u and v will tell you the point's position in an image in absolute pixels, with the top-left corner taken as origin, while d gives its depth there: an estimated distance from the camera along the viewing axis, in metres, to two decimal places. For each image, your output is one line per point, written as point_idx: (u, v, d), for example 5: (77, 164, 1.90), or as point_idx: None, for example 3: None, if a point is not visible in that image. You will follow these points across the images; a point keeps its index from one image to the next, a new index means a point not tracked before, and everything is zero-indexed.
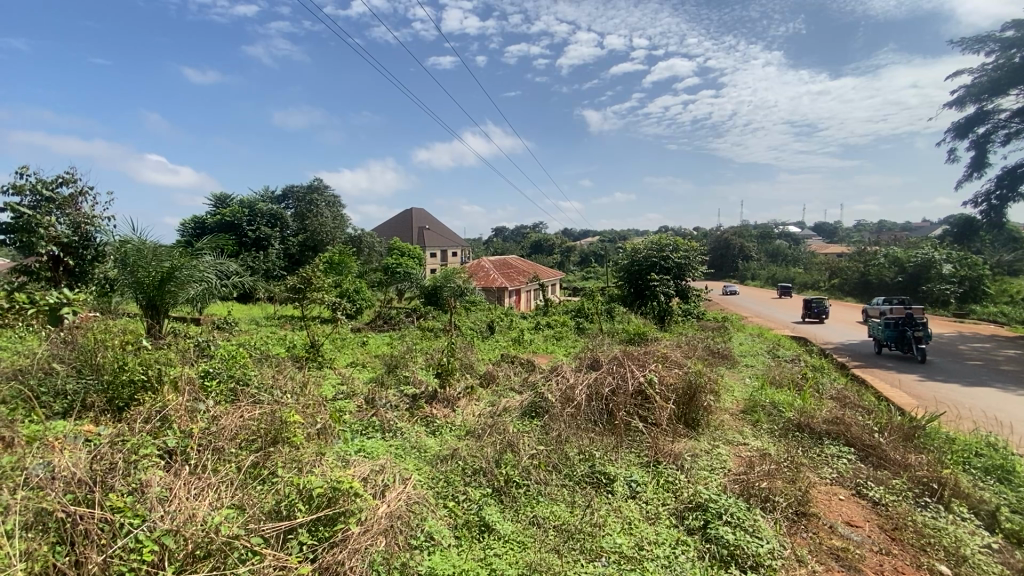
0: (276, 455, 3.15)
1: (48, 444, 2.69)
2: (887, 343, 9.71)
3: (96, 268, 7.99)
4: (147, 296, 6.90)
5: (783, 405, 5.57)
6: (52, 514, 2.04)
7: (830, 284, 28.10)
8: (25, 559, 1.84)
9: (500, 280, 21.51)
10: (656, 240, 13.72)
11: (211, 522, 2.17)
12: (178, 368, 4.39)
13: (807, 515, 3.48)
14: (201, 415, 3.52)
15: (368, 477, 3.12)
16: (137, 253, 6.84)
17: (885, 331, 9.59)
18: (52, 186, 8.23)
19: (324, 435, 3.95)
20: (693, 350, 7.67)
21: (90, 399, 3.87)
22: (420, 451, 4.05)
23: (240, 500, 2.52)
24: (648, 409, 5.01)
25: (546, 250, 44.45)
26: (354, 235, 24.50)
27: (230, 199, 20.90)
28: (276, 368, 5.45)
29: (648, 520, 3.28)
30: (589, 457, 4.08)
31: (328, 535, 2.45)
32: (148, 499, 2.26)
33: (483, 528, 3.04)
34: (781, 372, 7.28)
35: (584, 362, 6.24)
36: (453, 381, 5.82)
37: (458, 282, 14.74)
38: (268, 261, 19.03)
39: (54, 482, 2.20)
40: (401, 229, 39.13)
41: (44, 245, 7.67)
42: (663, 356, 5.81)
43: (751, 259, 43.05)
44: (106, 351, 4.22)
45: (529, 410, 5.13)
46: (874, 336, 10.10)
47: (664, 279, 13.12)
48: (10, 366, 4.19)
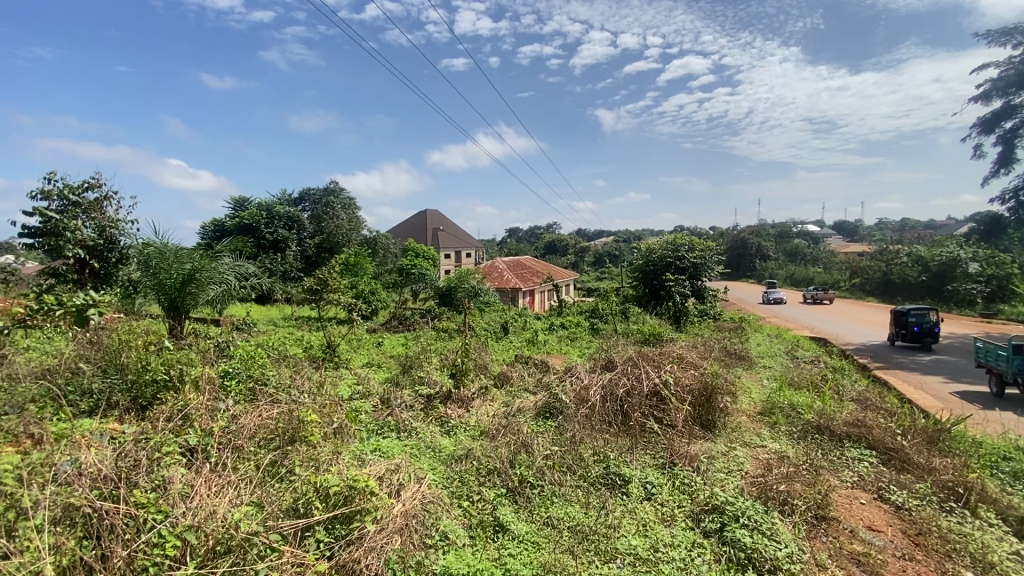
0: (294, 453, 3.19)
1: (76, 442, 2.76)
2: (1014, 378, 6.38)
3: (120, 270, 8.16)
4: (168, 297, 7.05)
5: (802, 407, 5.47)
6: (79, 510, 2.09)
7: (850, 284, 27.57)
8: (54, 552, 1.90)
9: (514, 280, 21.57)
10: (671, 240, 13.61)
11: (231, 518, 2.21)
12: (199, 368, 4.48)
13: (827, 519, 3.42)
14: (221, 414, 3.60)
15: (383, 476, 3.16)
16: (160, 256, 6.99)
17: (1013, 356, 6.29)
18: (78, 191, 8.42)
19: (340, 435, 3.99)
20: (710, 351, 7.58)
21: (115, 398, 3.97)
22: (435, 451, 4.08)
23: (259, 498, 2.56)
24: (663, 411, 4.95)
25: (560, 250, 44.39)
26: (369, 237, 24.49)
27: (248, 202, 21.30)
28: (293, 368, 5.52)
29: (664, 522, 3.27)
30: (604, 458, 4.06)
31: (344, 533, 2.48)
32: (170, 496, 2.32)
33: (498, 528, 3.05)
34: (801, 373, 7.16)
35: (598, 363, 6.24)
36: (467, 381, 5.85)
37: (472, 283, 14.77)
38: (285, 263, 19.32)
39: (82, 479, 2.26)
40: (415, 230, 39.36)
41: (70, 249, 7.87)
42: (679, 357, 5.75)
43: (769, 259, 42.33)
44: (130, 351, 4.33)
45: (543, 411, 5.12)
46: (991, 368, 6.77)
47: (679, 279, 12.97)
48: (39, 366, 4.35)
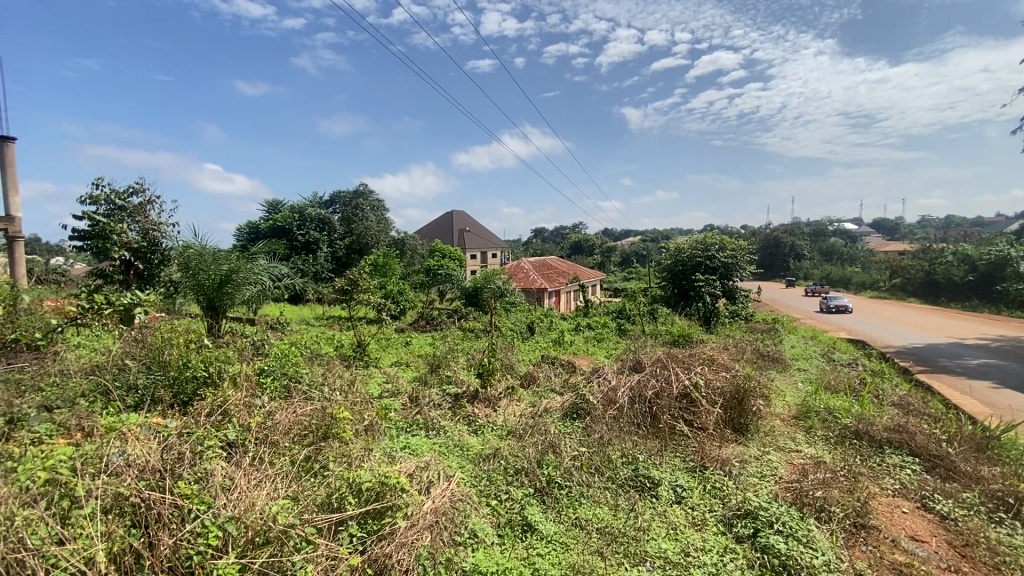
0: (327, 450, 3.26)
1: (124, 434, 2.90)
2: None
3: (162, 271, 8.51)
4: (207, 297, 7.32)
5: (840, 412, 5.28)
6: (127, 500, 2.20)
7: (890, 284, 26.46)
8: (105, 540, 2.01)
9: (540, 280, 21.57)
10: (700, 240, 13.35)
11: (269, 511, 2.28)
12: (236, 366, 4.63)
13: (866, 527, 3.30)
14: (258, 410, 3.72)
15: (413, 474, 3.20)
16: (199, 257, 7.28)
17: None
18: (124, 196, 8.83)
19: (371, 432, 4.06)
20: (741, 352, 7.40)
21: (159, 393, 4.15)
22: (463, 450, 4.10)
23: (294, 492, 2.63)
24: (693, 413, 4.86)
25: (586, 250, 44.18)
26: (398, 237, 24.85)
27: (281, 205, 21.97)
28: (325, 367, 5.64)
29: (694, 526, 3.21)
30: (633, 461, 4.02)
31: (377, 528, 2.53)
32: (212, 488, 2.40)
33: (526, 527, 3.06)
34: (838, 377, 6.91)
35: (626, 364, 6.16)
36: (494, 381, 5.89)
37: (498, 283, 14.81)
38: (316, 263, 19.79)
39: (130, 470, 2.37)
40: (442, 231, 39.75)
41: (116, 251, 8.28)
42: (710, 359, 5.64)
43: (803, 259, 40.95)
44: (172, 349, 4.52)
45: (570, 411, 5.09)
46: None
47: (709, 279, 12.71)
48: (90, 362, 4.59)
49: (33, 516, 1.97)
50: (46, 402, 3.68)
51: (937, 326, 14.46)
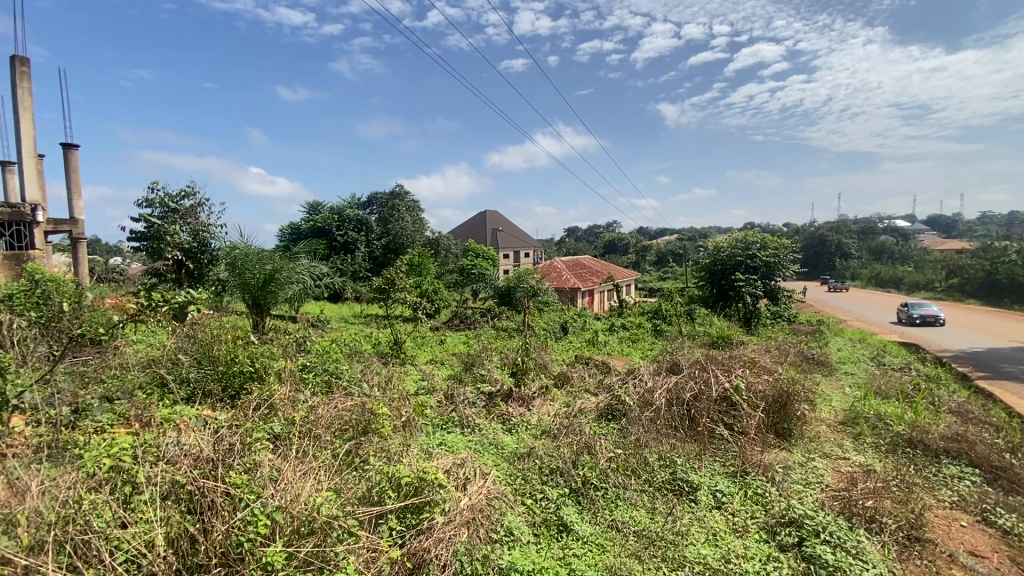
0: (367, 444, 3.33)
1: (179, 425, 3.07)
2: None
3: (211, 270, 8.91)
4: (252, 295, 7.62)
5: (891, 419, 5.02)
6: (183, 487, 2.32)
7: (946, 284, 24.97)
8: (164, 524, 2.13)
9: (574, 280, 21.40)
10: (741, 239, 12.94)
11: (314, 502, 2.37)
12: (281, 362, 4.83)
13: (921, 541, 3.14)
14: (301, 404, 3.84)
15: (450, 470, 3.25)
16: (245, 257, 7.59)
17: None
18: (177, 199, 9.31)
19: (409, 428, 4.13)
20: (785, 355, 7.14)
21: (209, 387, 4.36)
22: (498, 448, 4.12)
23: (337, 484, 2.70)
24: (734, 417, 4.73)
25: (621, 250, 43.61)
26: (432, 237, 25.18)
27: (321, 206, 22.67)
28: (364, 364, 5.79)
29: (735, 533, 3.12)
30: (670, 464, 3.94)
31: (415, 523, 2.59)
32: (261, 478, 2.50)
33: (562, 527, 3.05)
34: (888, 381, 6.58)
35: (663, 366, 6.04)
36: (528, 381, 5.90)
37: (531, 282, 14.79)
38: (354, 263, 20.26)
39: (186, 459, 2.49)
40: (475, 230, 40.02)
41: (169, 251, 8.77)
42: (751, 362, 5.48)
43: (851, 258, 39.10)
44: (221, 345, 4.73)
45: (605, 412, 5.03)
46: None
47: (750, 279, 12.34)
48: (147, 357, 4.87)
49: (99, 501, 2.11)
50: (107, 393, 3.92)
51: (985, 326, 14.27)
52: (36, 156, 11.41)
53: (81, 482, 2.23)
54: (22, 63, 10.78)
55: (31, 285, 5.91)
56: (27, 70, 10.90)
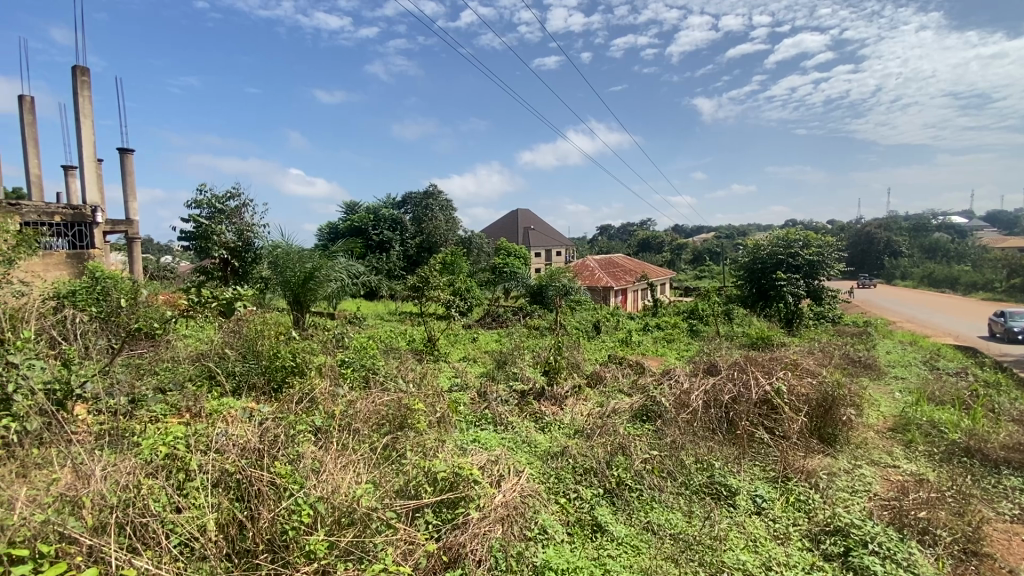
0: (403, 439, 3.39)
1: (227, 416, 3.21)
2: None
3: (254, 268, 9.27)
4: (293, 293, 7.87)
5: (946, 426, 4.74)
6: (231, 476, 2.42)
7: (1009, 285, 23.41)
8: (216, 510, 2.25)
9: (607, 279, 21.18)
10: (783, 236, 12.51)
11: (353, 493, 2.43)
12: (321, 357, 4.98)
13: (978, 555, 2.98)
14: (340, 398, 3.95)
15: (485, 466, 3.29)
16: (286, 256, 7.86)
17: None
18: (223, 200, 9.72)
19: (443, 424, 4.19)
20: (829, 357, 6.85)
21: (254, 380, 4.54)
22: (531, 446, 4.13)
23: (375, 477, 2.76)
24: (775, 421, 4.59)
25: (656, 248, 42.85)
26: (465, 236, 25.41)
27: (358, 206, 23.21)
28: (399, 360, 5.89)
29: (776, 540, 3.03)
30: (708, 467, 3.85)
31: (451, 517, 2.63)
32: (304, 469, 2.59)
33: (596, 527, 3.02)
34: (943, 387, 6.21)
35: (699, 367, 5.90)
36: (560, 380, 5.88)
37: (563, 281, 14.72)
38: (389, 262, 20.64)
39: (234, 447, 2.61)
40: (507, 229, 40.09)
41: (216, 249, 9.17)
42: (793, 364, 5.29)
43: (901, 256, 37.17)
44: (265, 340, 4.92)
45: (640, 412, 4.95)
46: None
47: (792, 279, 11.92)
48: (196, 351, 5.11)
49: (155, 486, 2.25)
50: (161, 384, 4.15)
51: None
52: (95, 161, 12.12)
53: (139, 468, 2.36)
54: (82, 73, 11.46)
55: (92, 282, 6.28)
56: (88, 79, 11.58)
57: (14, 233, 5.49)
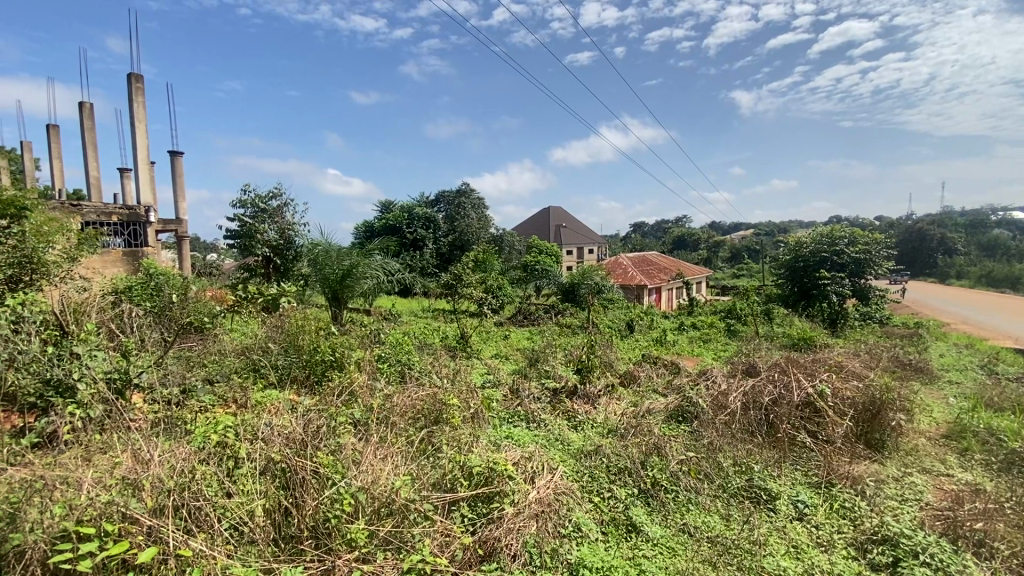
0: (439, 433, 3.45)
1: (271, 407, 3.35)
2: None
3: (295, 265, 9.59)
4: (331, 289, 8.11)
5: (1007, 434, 4.47)
6: (277, 464, 2.53)
7: None
8: (264, 496, 2.37)
9: (640, 277, 20.89)
10: (827, 233, 12.03)
11: (392, 484, 2.50)
12: (358, 352, 5.12)
13: None
14: (378, 392, 4.05)
15: (519, 463, 3.31)
16: (325, 254, 8.10)
17: None
18: (266, 199, 10.09)
19: (477, 420, 4.23)
20: (877, 360, 6.54)
21: (295, 373, 4.70)
22: (564, 444, 4.13)
23: (413, 470, 2.81)
24: (818, 425, 4.42)
25: (691, 246, 41.92)
26: (497, 234, 25.51)
27: (392, 205, 23.64)
28: (433, 356, 5.99)
29: (819, 547, 2.93)
30: (746, 470, 3.75)
31: (486, 511, 2.67)
32: (345, 459, 2.67)
33: (631, 528, 2.99)
34: (1004, 393, 5.85)
35: (737, 367, 5.75)
36: (593, 378, 5.85)
37: (596, 279, 14.61)
38: (422, 259, 20.94)
39: (280, 437, 2.72)
40: (538, 227, 40.02)
41: (258, 247, 9.54)
42: (838, 366, 5.10)
43: (956, 254, 35.10)
44: (306, 335, 5.08)
45: (675, 413, 4.86)
46: None
47: (836, 278, 11.46)
48: (242, 344, 5.33)
49: (208, 472, 2.37)
50: (209, 375, 4.35)
51: None
52: (149, 163, 12.78)
53: (193, 455, 2.49)
54: (137, 79, 12.09)
55: (146, 278, 6.62)
56: (142, 86, 12.20)
57: (77, 233, 5.86)
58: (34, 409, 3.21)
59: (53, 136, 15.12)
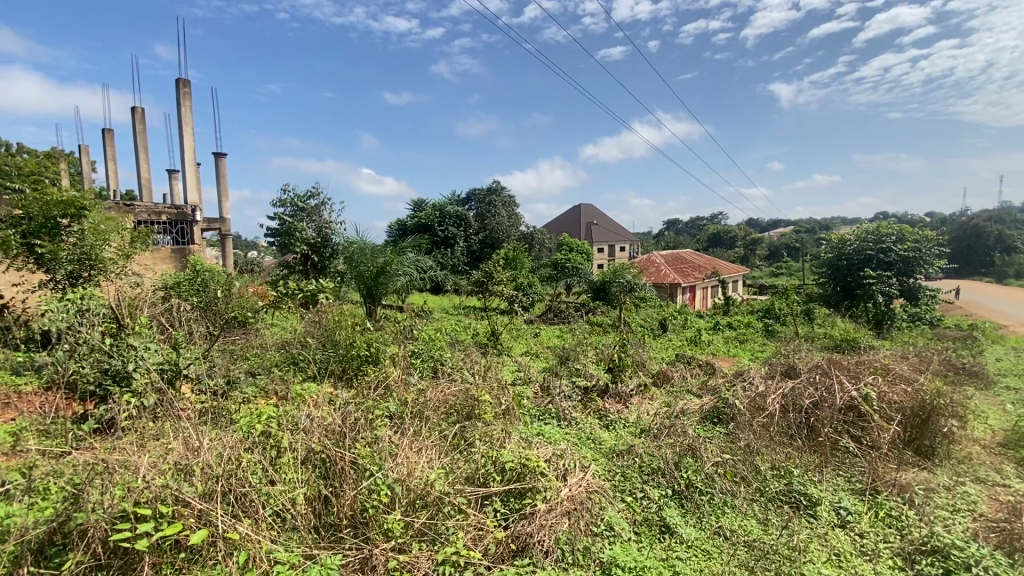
0: (472, 428, 3.48)
1: (311, 399, 3.46)
2: None
3: (332, 263, 9.84)
4: (366, 286, 8.30)
5: None
6: (317, 454, 2.61)
7: None
8: (305, 485, 2.46)
9: (673, 275, 20.49)
10: (872, 230, 11.50)
11: (428, 477, 2.55)
12: (392, 348, 5.22)
13: None
14: (412, 386, 4.12)
15: (551, 460, 3.31)
16: (360, 252, 8.30)
17: None
18: (304, 199, 10.41)
19: (508, 416, 4.24)
20: (927, 363, 6.21)
21: (332, 367, 4.84)
22: (595, 443, 4.11)
23: (447, 463, 2.86)
24: (862, 429, 4.25)
25: (727, 243, 40.86)
26: (528, 232, 25.51)
27: (424, 203, 23.96)
28: (464, 353, 6.04)
29: (863, 556, 2.82)
30: (785, 475, 3.64)
31: (518, 507, 2.70)
32: (382, 451, 2.74)
33: (664, 529, 2.96)
34: None
35: (775, 369, 5.58)
36: (625, 377, 5.79)
37: (627, 277, 14.43)
38: (453, 257, 21.14)
39: (318, 428, 2.81)
40: (569, 224, 39.80)
41: (297, 245, 9.84)
42: (884, 369, 4.88)
43: (1017, 252, 32.92)
44: (342, 330, 5.21)
45: (710, 414, 4.76)
46: None
47: (882, 277, 10.94)
48: (282, 338, 5.52)
49: (253, 461, 2.48)
50: (252, 368, 4.53)
51: None
52: (195, 164, 13.34)
53: (239, 443, 2.61)
54: (185, 84, 12.65)
55: (193, 274, 6.93)
56: (189, 90, 12.74)
57: (131, 231, 6.18)
58: (93, 398, 3.42)
59: (108, 140, 15.99)
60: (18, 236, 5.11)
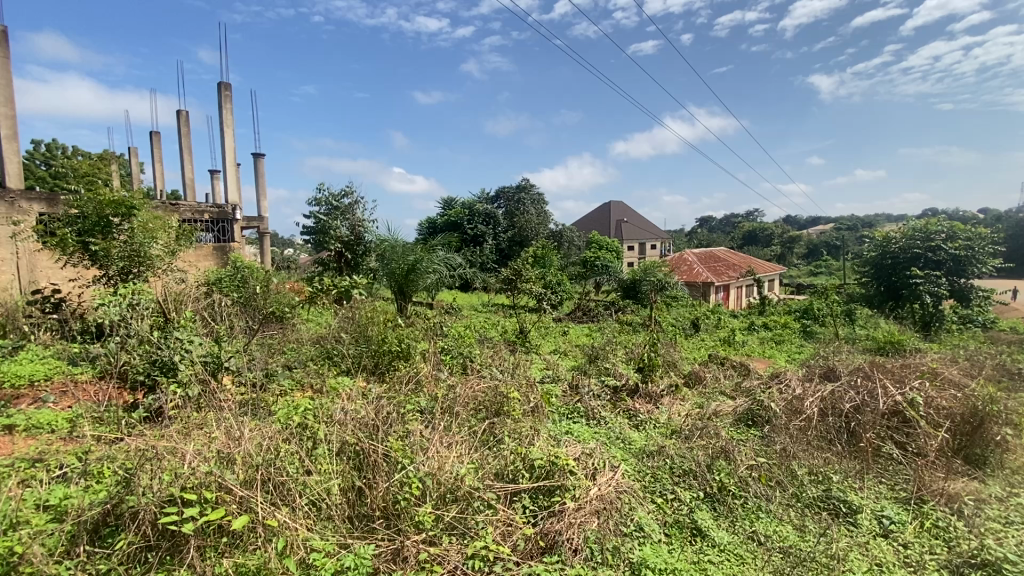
0: (501, 425, 3.50)
1: (344, 392, 3.55)
2: None
3: (364, 260, 10.03)
4: (397, 283, 8.44)
5: None
6: (351, 446, 2.69)
7: None
8: (339, 476, 2.52)
9: (706, 274, 20.04)
10: (920, 227, 10.96)
11: (458, 472, 2.58)
12: (422, 344, 5.30)
13: None
14: (442, 381, 4.17)
15: (580, 458, 3.30)
16: (392, 249, 8.45)
17: None
18: (338, 198, 10.65)
19: (536, 414, 4.24)
20: (979, 368, 5.89)
21: (364, 361, 4.95)
22: (624, 442, 4.07)
23: (476, 459, 2.89)
24: (907, 436, 4.07)
25: (763, 241, 39.68)
26: (557, 230, 25.41)
27: (454, 201, 24.16)
28: (493, 350, 6.08)
29: (907, 567, 2.71)
30: (824, 480, 3.52)
31: (547, 504, 2.70)
32: (413, 444, 2.78)
33: (695, 531, 2.91)
34: None
35: (814, 371, 5.39)
36: (656, 377, 5.70)
37: (658, 276, 14.20)
38: (482, 255, 21.25)
39: (351, 421, 2.87)
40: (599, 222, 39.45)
41: (332, 243, 10.08)
42: (932, 373, 4.65)
43: None
44: (374, 326, 5.32)
45: (744, 416, 4.65)
46: None
47: (930, 276, 10.43)
48: (317, 333, 5.67)
49: (291, 451, 2.56)
50: (288, 362, 4.68)
51: None
52: (235, 165, 13.83)
53: (277, 434, 2.70)
54: (226, 88, 13.12)
55: (234, 270, 7.20)
56: (230, 93, 13.21)
57: (176, 230, 6.47)
58: (143, 387, 3.61)
59: (155, 142, 16.74)
60: (74, 235, 5.42)
